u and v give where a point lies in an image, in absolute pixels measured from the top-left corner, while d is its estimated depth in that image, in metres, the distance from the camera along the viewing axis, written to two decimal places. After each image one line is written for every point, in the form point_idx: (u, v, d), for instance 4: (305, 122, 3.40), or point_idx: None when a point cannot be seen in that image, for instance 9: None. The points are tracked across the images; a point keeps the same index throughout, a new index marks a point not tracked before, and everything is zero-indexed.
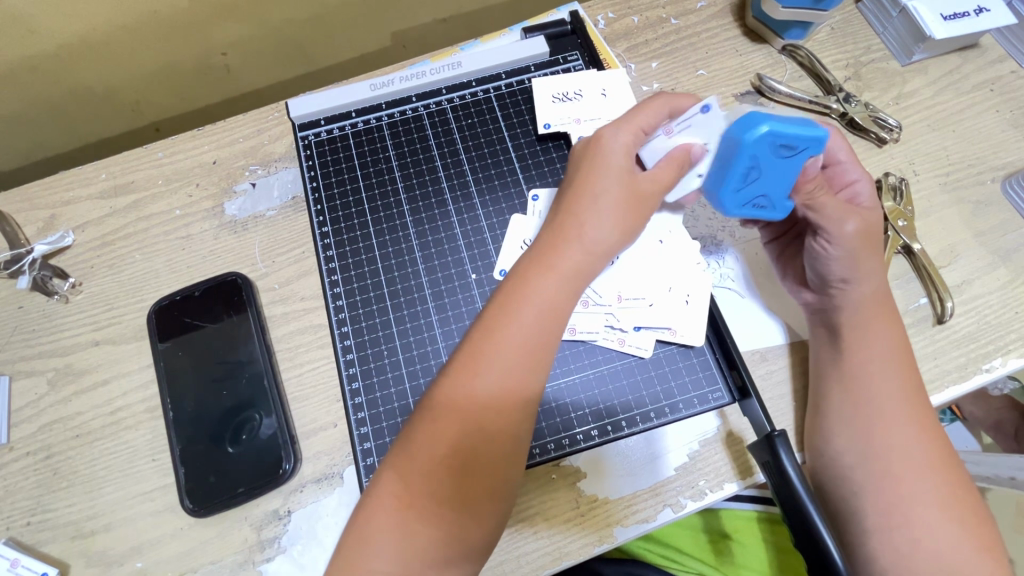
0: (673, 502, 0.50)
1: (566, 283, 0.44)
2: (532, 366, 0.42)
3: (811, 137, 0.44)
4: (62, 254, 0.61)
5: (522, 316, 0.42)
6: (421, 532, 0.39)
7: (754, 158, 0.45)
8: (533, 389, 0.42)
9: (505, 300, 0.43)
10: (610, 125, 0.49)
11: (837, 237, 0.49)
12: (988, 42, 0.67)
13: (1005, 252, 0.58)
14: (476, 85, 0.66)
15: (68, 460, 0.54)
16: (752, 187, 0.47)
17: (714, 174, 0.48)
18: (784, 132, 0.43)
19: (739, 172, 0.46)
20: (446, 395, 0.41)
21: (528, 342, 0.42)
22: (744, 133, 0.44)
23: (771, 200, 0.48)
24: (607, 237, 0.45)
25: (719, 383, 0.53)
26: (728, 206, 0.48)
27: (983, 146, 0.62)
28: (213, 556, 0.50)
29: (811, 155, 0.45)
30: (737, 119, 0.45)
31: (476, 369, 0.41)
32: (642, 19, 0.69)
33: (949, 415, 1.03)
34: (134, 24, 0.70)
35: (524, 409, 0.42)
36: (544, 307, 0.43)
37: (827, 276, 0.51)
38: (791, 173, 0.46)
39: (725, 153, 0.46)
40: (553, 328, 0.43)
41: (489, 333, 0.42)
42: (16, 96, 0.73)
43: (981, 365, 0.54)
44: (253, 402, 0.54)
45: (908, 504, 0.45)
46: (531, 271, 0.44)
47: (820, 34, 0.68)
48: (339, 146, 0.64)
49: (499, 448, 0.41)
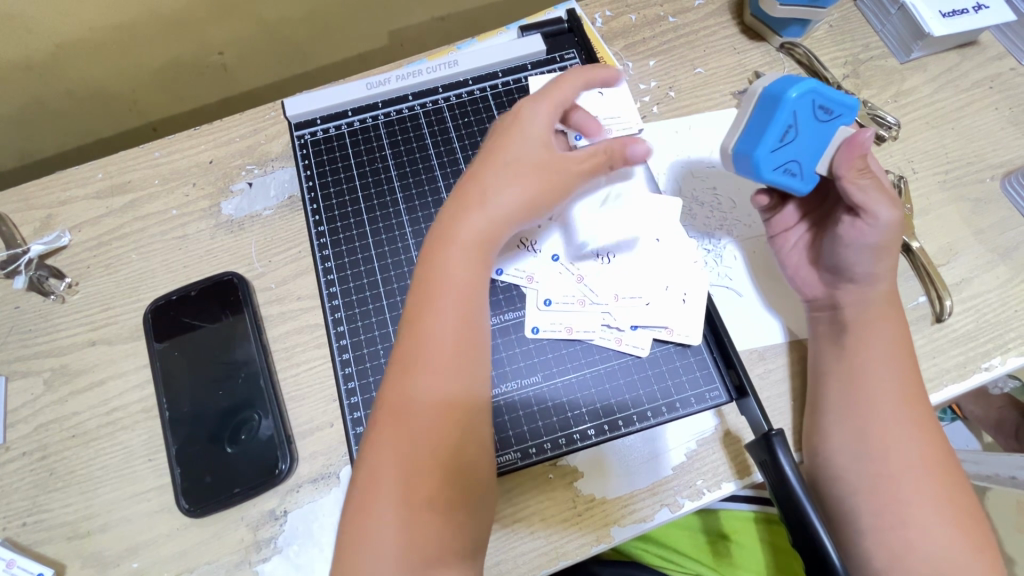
0: (671, 501, 0.50)
1: (481, 252, 0.46)
2: (463, 338, 0.43)
3: (845, 104, 0.47)
4: (59, 254, 0.61)
5: (445, 295, 0.44)
6: (419, 529, 0.38)
7: (794, 115, 0.46)
8: (472, 360, 0.43)
9: (426, 287, 0.44)
10: (527, 104, 0.51)
11: (877, 223, 0.48)
12: (987, 39, 0.67)
13: (1004, 249, 0.58)
14: (473, 83, 0.66)
15: (64, 460, 0.53)
16: (786, 149, 0.48)
17: (749, 134, 0.48)
18: (823, 93, 0.46)
19: (779, 130, 0.46)
20: (394, 396, 0.42)
21: (454, 317, 0.43)
22: (789, 89, 0.45)
23: (800, 166, 0.49)
24: (526, 202, 0.47)
25: (716, 382, 0.53)
26: (763, 167, 0.48)
27: (982, 144, 0.62)
28: (210, 556, 0.50)
29: (842, 123, 0.48)
30: (775, 82, 0.47)
31: (411, 358, 0.42)
32: (640, 17, 0.69)
33: (950, 414, 1.04)
34: (131, 23, 0.70)
35: (468, 379, 0.43)
36: (463, 281, 0.44)
37: (853, 267, 0.51)
38: (820, 139, 0.48)
39: (764, 110, 0.47)
40: (477, 294, 0.45)
41: (416, 322, 0.43)
42: (13, 96, 0.73)
43: (980, 364, 0.53)
44: (249, 402, 0.54)
45: (905, 503, 0.45)
46: (441, 249, 0.45)
47: (818, 31, 0.68)
48: (335, 145, 0.64)
49: (458, 425, 0.41)
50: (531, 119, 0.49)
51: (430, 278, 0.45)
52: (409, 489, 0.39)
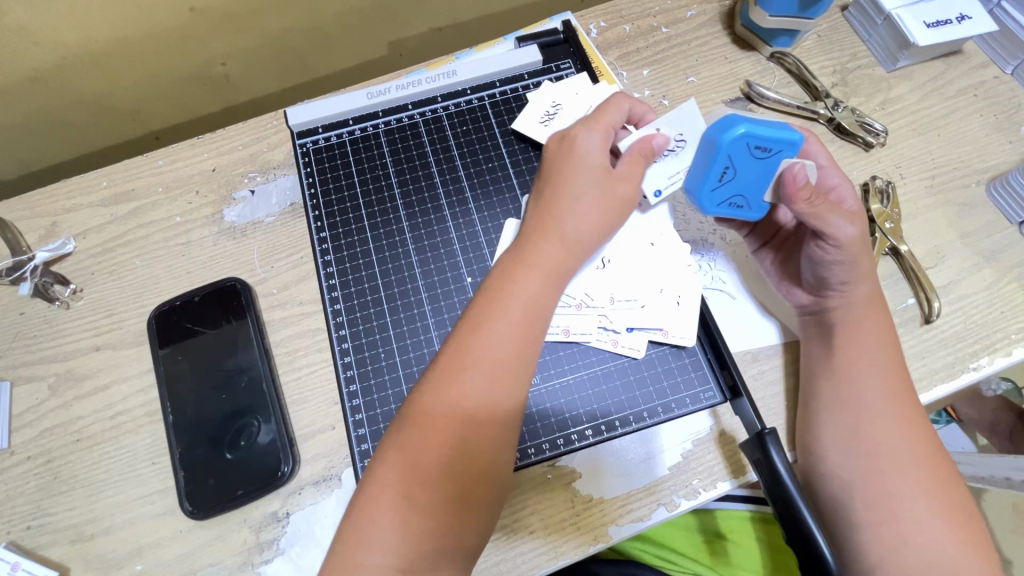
0: (667, 501, 0.51)
1: (550, 279, 0.45)
2: (520, 358, 0.43)
3: (784, 139, 0.47)
4: (63, 261, 0.62)
5: (510, 313, 0.43)
6: (413, 502, 0.40)
7: (730, 158, 0.48)
8: (519, 379, 0.43)
9: (493, 295, 0.44)
10: (579, 128, 0.49)
11: (839, 241, 0.49)
12: (971, 48, 0.68)
13: (991, 252, 0.59)
14: (471, 93, 0.68)
15: (69, 464, 0.54)
16: (728, 185, 0.50)
17: (693, 175, 0.51)
18: (756, 134, 0.47)
19: (716, 172, 0.49)
20: (439, 389, 0.42)
21: (513, 337, 0.43)
22: (721, 135, 0.47)
23: (746, 198, 0.51)
24: (590, 231, 0.46)
25: (710, 382, 0.54)
26: (706, 204, 0.52)
27: (967, 150, 0.64)
28: (213, 558, 0.51)
29: (784, 157, 0.48)
30: (715, 122, 0.49)
31: (463, 364, 0.42)
32: (634, 28, 0.71)
33: (945, 417, 1.04)
34: (136, 34, 0.72)
35: (510, 398, 0.43)
36: (529, 306, 0.44)
37: (827, 280, 0.52)
38: (764, 174, 0.50)
39: (703, 153, 0.49)
40: (540, 319, 0.44)
41: (476, 329, 0.43)
42: (19, 106, 0.75)
43: (969, 364, 0.55)
44: (254, 407, 0.54)
45: (893, 500, 0.46)
46: (516, 269, 0.45)
47: (808, 41, 0.69)
48: (337, 153, 0.65)
49: (492, 427, 0.42)
50: (583, 138, 0.49)
51: (498, 290, 0.44)
52: (425, 480, 0.40)
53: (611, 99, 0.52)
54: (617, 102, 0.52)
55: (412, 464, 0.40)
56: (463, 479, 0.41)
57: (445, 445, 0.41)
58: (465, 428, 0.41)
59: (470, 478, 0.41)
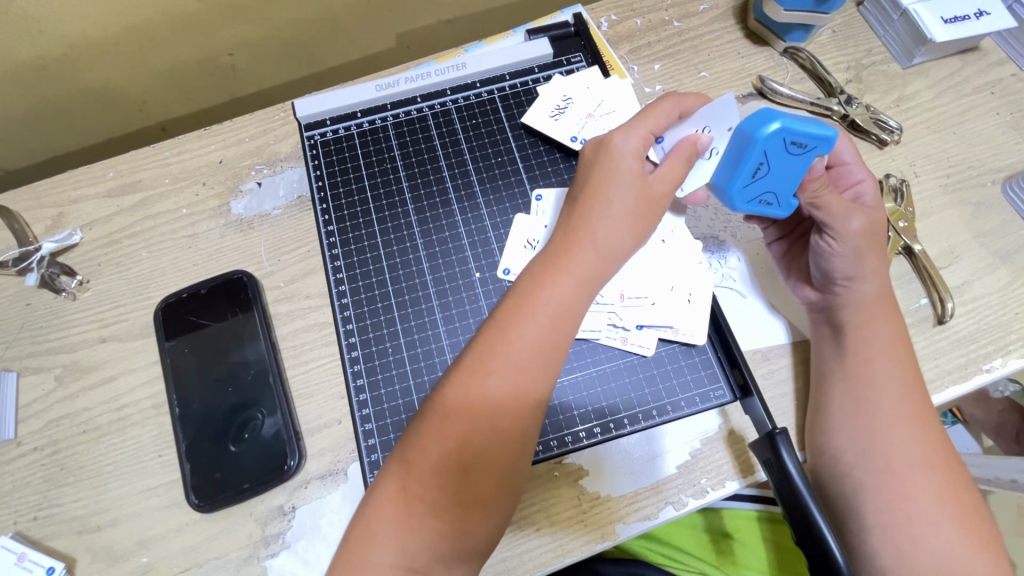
0: (674, 499, 0.50)
1: (581, 285, 0.44)
2: (544, 364, 0.43)
3: (820, 136, 0.46)
4: (70, 252, 0.62)
5: (537, 319, 0.43)
6: (425, 502, 0.39)
7: (765, 153, 0.47)
8: (542, 386, 0.43)
9: (522, 299, 0.44)
10: (617, 130, 0.49)
11: (841, 233, 0.50)
12: (988, 45, 0.67)
13: (1005, 253, 0.58)
14: (480, 85, 0.67)
15: (76, 455, 0.54)
16: (760, 182, 0.49)
17: (723, 170, 0.50)
18: (793, 129, 0.45)
19: (749, 166, 0.48)
20: (462, 390, 0.42)
21: (539, 343, 0.43)
22: (756, 128, 0.46)
23: (778, 197, 0.50)
24: (622, 243, 0.46)
25: (720, 381, 0.54)
26: (737, 201, 0.50)
27: (983, 148, 0.63)
28: (218, 551, 0.51)
29: (817, 154, 0.47)
30: (750, 115, 0.47)
31: (487, 366, 0.42)
32: (645, 21, 0.70)
33: (950, 417, 1.03)
34: (142, 24, 0.71)
35: (533, 400, 0.42)
36: (558, 312, 0.43)
37: (831, 274, 0.52)
38: (800, 170, 0.48)
39: (735, 147, 0.48)
40: (568, 326, 0.44)
41: (504, 331, 0.43)
42: (27, 95, 0.74)
43: (981, 366, 0.54)
44: (259, 401, 0.54)
45: (905, 503, 0.45)
46: (549, 275, 0.44)
47: (822, 36, 0.68)
48: (344, 145, 0.64)
49: (513, 432, 0.41)
50: (621, 141, 0.48)
51: (524, 295, 0.44)
52: (440, 482, 0.40)
53: (661, 102, 0.51)
54: (665, 105, 0.50)
55: (426, 463, 0.40)
56: (481, 483, 0.40)
57: (462, 446, 0.40)
58: (483, 430, 0.41)
59: (485, 479, 0.40)
